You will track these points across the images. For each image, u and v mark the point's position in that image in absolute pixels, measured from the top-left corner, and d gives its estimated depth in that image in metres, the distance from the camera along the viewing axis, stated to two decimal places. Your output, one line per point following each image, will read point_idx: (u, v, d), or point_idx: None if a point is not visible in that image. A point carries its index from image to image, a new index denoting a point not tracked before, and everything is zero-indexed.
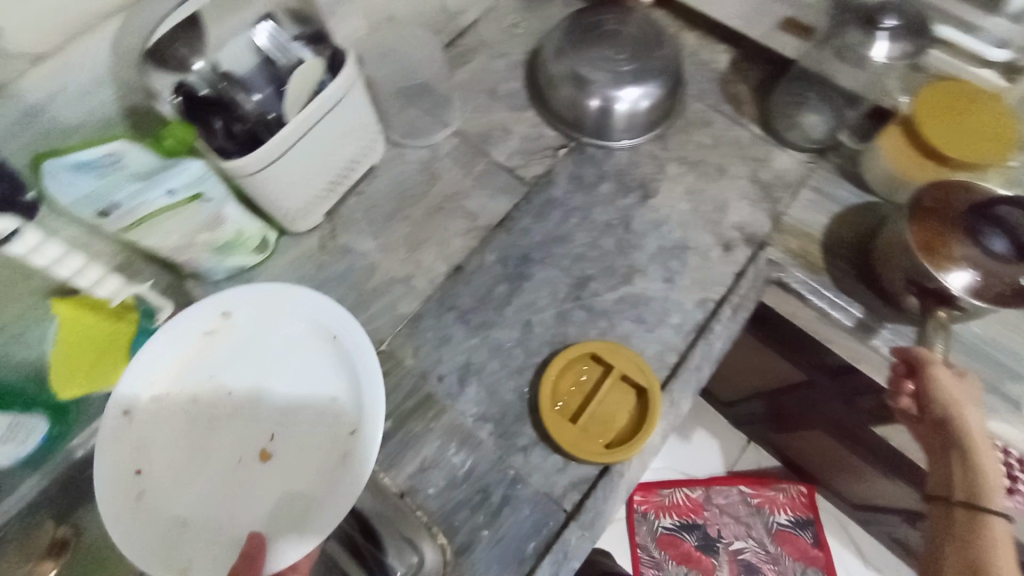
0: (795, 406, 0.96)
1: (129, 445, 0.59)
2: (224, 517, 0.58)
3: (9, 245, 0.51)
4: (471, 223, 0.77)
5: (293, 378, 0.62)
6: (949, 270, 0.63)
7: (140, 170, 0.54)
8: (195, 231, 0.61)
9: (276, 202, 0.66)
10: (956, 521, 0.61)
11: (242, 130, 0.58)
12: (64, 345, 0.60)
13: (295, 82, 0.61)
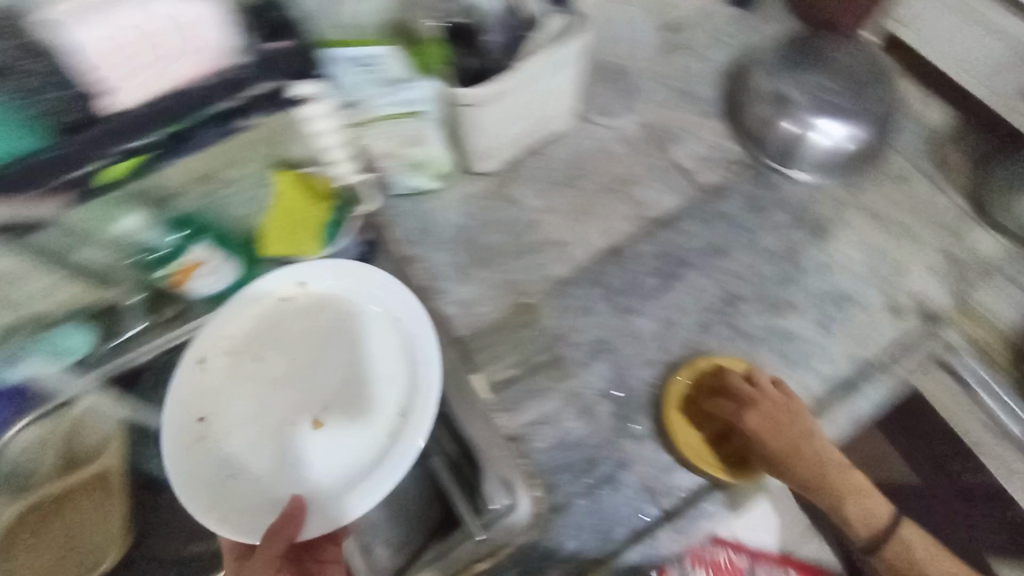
0: None
1: (194, 393, 0.61)
2: (273, 478, 0.59)
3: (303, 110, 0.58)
4: (637, 213, 0.78)
5: (356, 353, 0.63)
6: None
7: (390, 76, 0.61)
8: (401, 141, 0.69)
9: (474, 137, 0.71)
10: None
11: (479, 67, 0.64)
12: (274, 209, 0.68)
13: (532, 35, 0.64)
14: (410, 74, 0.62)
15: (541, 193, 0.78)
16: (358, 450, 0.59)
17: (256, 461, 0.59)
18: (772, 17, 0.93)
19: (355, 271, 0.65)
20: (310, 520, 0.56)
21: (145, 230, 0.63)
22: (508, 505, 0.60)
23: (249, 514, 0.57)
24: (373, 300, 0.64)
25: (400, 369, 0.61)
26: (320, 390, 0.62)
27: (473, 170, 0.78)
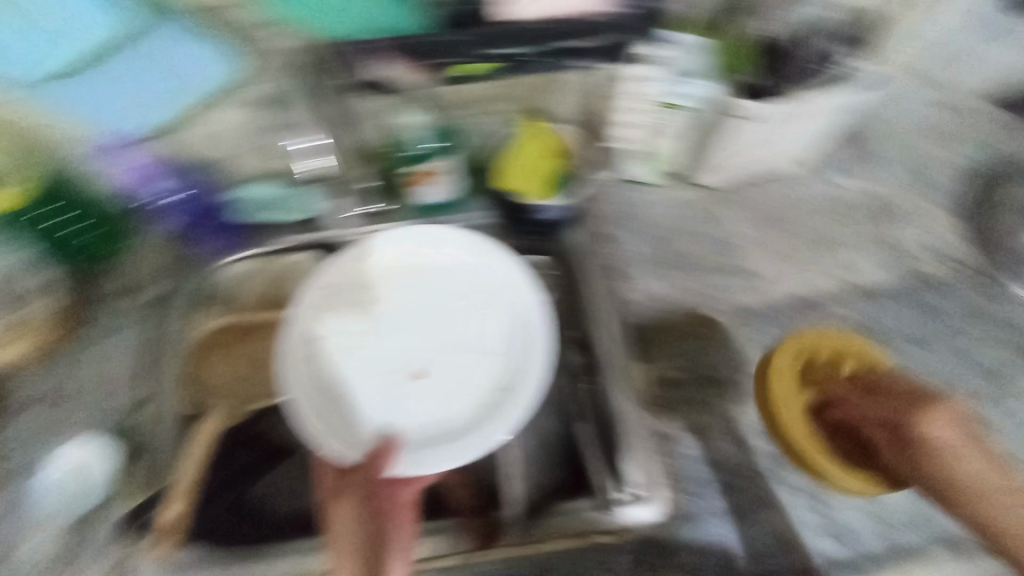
0: None
1: (316, 319, 0.68)
2: (374, 411, 0.66)
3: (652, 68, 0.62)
4: (841, 275, 0.76)
5: (466, 332, 0.70)
6: None
7: (686, 67, 0.62)
8: (655, 126, 0.70)
9: (718, 149, 0.72)
10: None
11: (767, 83, 0.63)
12: (516, 148, 0.72)
13: (835, 82, 0.63)
14: (703, 71, 0.62)
15: (750, 222, 0.79)
16: (450, 407, 0.67)
17: (361, 390, 0.67)
18: None
19: (480, 248, 0.70)
20: (399, 456, 0.63)
21: (417, 129, 0.69)
22: (643, 492, 0.62)
23: (346, 434, 0.64)
24: (490, 272, 0.70)
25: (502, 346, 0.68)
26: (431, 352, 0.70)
27: (692, 176, 0.79)
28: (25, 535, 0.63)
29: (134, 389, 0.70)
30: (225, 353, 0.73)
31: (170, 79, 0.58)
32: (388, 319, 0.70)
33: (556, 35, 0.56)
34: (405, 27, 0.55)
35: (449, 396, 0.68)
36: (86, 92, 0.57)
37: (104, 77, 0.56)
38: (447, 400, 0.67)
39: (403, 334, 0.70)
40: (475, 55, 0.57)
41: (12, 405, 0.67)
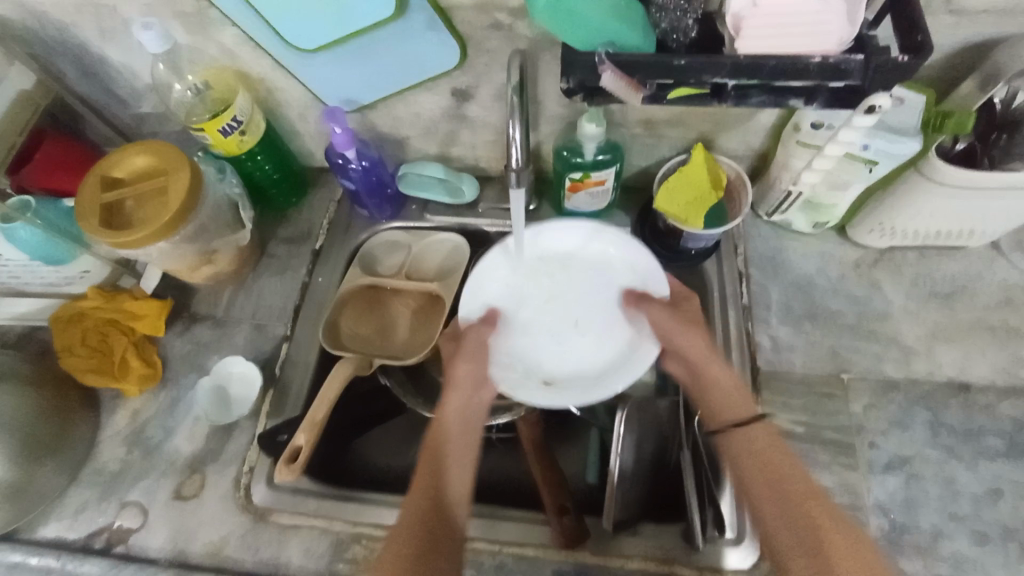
0: (745, 460, 0.56)
1: (490, 268, 0.69)
2: (538, 355, 0.69)
3: (595, 131, 0.66)
4: (1012, 368, 0.67)
5: (590, 286, 0.71)
6: (758, 438, 0.56)
7: (889, 121, 0.60)
8: (829, 180, 0.66)
9: (898, 218, 0.69)
10: (740, 460, 0.56)
11: (981, 153, 0.60)
12: (682, 176, 0.71)
13: None
14: (910, 128, 0.59)
15: (912, 289, 0.73)
16: (599, 352, 0.69)
17: (520, 331, 0.70)
18: None
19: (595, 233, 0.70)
20: (564, 394, 0.65)
21: (588, 140, 0.68)
22: (736, 535, 0.62)
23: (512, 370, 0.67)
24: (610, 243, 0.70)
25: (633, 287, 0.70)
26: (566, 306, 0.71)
27: (851, 236, 0.76)
28: (171, 432, 0.71)
29: (287, 325, 0.78)
30: (365, 312, 0.78)
31: (403, 64, 0.65)
32: (545, 269, 0.71)
33: (792, 72, 0.45)
34: (630, 46, 0.47)
35: (592, 341, 0.69)
36: (340, 62, 0.65)
37: (360, 55, 0.64)
38: (582, 352, 0.69)
39: (554, 279, 0.71)
40: (696, 81, 0.47)
41: (189, 320, 0.78)
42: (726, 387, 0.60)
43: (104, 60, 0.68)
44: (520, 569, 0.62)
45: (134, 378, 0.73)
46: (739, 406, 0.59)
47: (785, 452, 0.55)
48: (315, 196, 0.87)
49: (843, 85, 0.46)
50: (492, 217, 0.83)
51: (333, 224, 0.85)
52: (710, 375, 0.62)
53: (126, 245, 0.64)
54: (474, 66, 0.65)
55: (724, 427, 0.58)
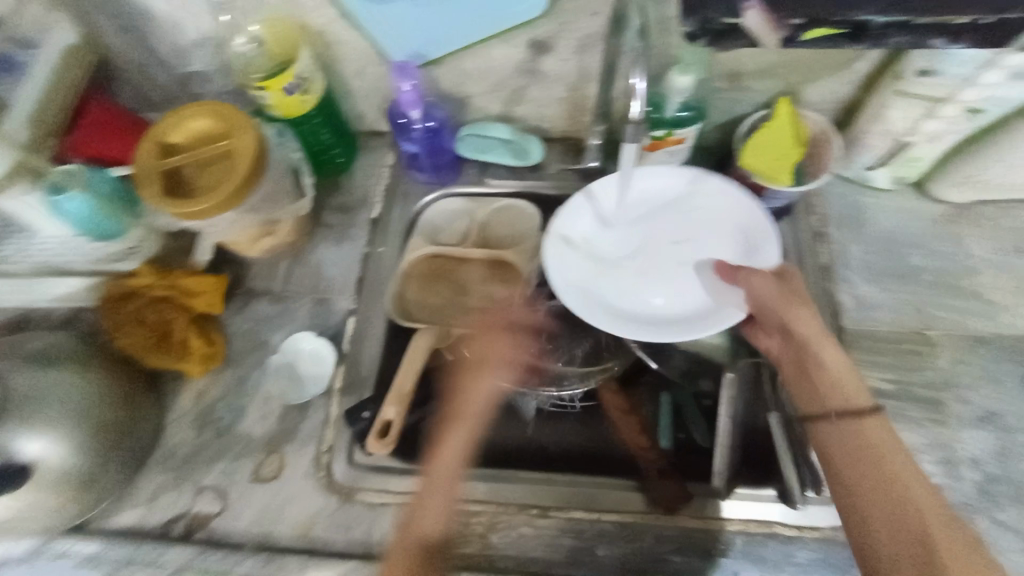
0: (848, 452, 0.52)
1: (577, 222, 0.70)
2: (625, 301, 0.68)
3: (681, 81, 0.63)
4: None
5: (688, 248, 0.71)
6: (865, 429, 0.52)
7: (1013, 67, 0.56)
8: (927, 131, 0.65)
9: (990, 169, 0.67)
10: (844, 449, 0.52)
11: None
12: (766, 132, 0.68)
13: None
14: None
15: (993, 244, 0.72)
16: (695, 296, 0.68)
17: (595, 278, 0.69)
18: None
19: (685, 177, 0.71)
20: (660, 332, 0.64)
21: (676, 95, 0.64)
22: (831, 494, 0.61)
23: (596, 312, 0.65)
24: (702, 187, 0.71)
25: (729, 237, 0.70)
26: (659, 256, 0.71)
27: (930, 191, 0.74)
28: (242, 412, 0.68)
29: (351, 297, 0.74)
30: (434, 282, 0.76)
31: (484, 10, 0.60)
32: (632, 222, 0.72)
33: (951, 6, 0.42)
34: None
35: (684, 287, 0.69)
36: (417, 11, 0.60)
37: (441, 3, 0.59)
38: (674, 295, 0.68)
39: (642, 235, 0.72)
40: (842, 19, 0.44)
41: (245, 296, 0.74)
42: (844, 375, 0.56)
43: (147, 12, 0.62)
44: (621, 535, 0.62)
45: (196, 357, 0.69)
46: (848, 395, 0.54)
47: (900, 448, 0.51)
48: (366, 161, 0.82)
49: (995, 22, 0.44)
50: (559, 180, 0.79)
51: (389, 190, 0.81)
52: (820, 357, 0.57)
53: (191, 215, 0.59)
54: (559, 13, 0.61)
55: (830, 415, 0.54)
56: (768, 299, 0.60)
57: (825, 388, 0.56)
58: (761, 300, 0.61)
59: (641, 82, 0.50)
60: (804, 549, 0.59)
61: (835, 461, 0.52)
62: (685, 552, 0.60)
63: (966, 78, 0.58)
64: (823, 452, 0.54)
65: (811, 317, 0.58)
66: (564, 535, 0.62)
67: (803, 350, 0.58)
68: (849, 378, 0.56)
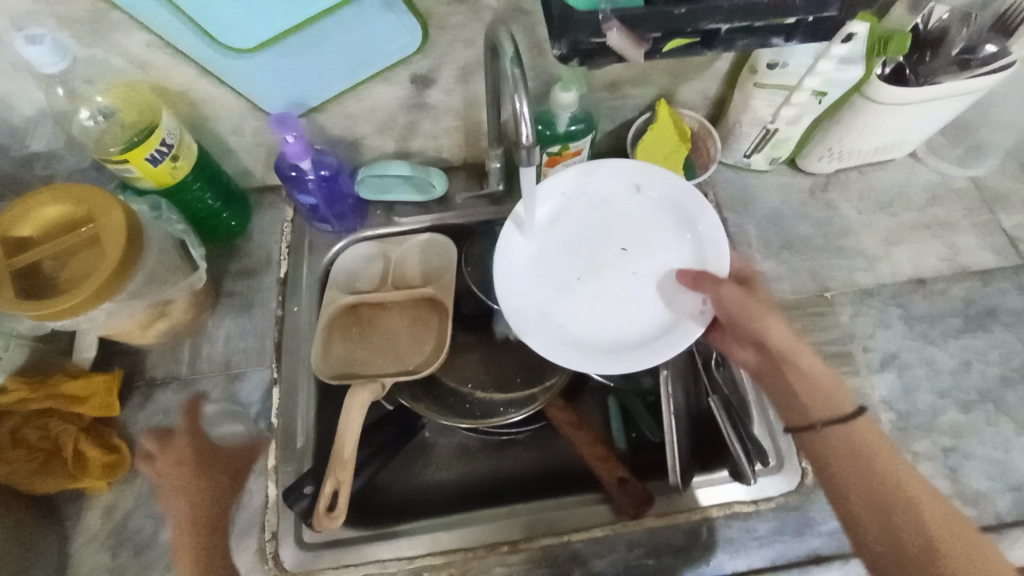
0: (841, 458, 0.55)
1: (527, 231, 0.66)
2: (575, 319, 0.64)
3: (565, 97, 0.65)
4: (954, 257, 0.77)
5: (642, 250, 0.66)
6: (849, 429, 0.55)
7: (842, 53, 0.63)
8: (789, 116, 0.71)
9: (846, 139, 0.75)
10: (834, 451, 0.55)
11: (909, 72, 0.68)
12: (653, 137, 0.73)
13: (955, 80, 0.66)
14: (859, 56, 0.64)
15: (860, 205, 0.81)
16: (652, 309, 0.63)
17: (543, 295, 0.65)
18: None
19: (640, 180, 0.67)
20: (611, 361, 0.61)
21: (562, 110, 0.66)
22: (777, 461, 0.64)
23: (546, 341, 0.61)
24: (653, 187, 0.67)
25: (684, 240, 0.65)
26: (610, 268, 0.66)
27: (802, 166, 0.83)
28: (162, 519, 0.61)
29: (270, 366, 0.69)
30: (358, 332, 0.72)
31: (357, 52, 0.59)
32: (584, 225, 0.67)
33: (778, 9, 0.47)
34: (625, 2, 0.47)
35: (641, 297, 0.64)
36: (285, 62, 0.58)
37: (309, 50, 0.57)
38: (628, 311, 0.64)
39: (595, 239, 0.67)
40: (693, 29, 0.48)
41: (147, 388, 0.67)
42: (820, 381, 0.57)
43: None
44: (595, 552, 0.61)
45: (95, 471, 0.60)
46: (829, 398, 0.57)
47: (888, 446, 0.54)
48: (264, 219, 0.78)
49: (818, 18, 0.49)
50: (468, 207, 0.79)
51: (293, 246, 0.76)
52: (797, 365, 0.58)
53: (56, 315, 0.52)
54: (433, 48, 0.61)
55: (816, 425, 0.56)
56: (745, 315, 0.59)
57: (806, 394, 0.57)
58: (736, 316, 0.59)
59: (525, 106, 0.51)
60: (763, 521, 0.62)
61: (831, 470, 0.55)
62: (658, 552, 0.61)
63: (809, 67, 0.65)
64: (817, 458, 0.56)
65: (780, 325, 0.59)
66: (540, 566, 0.61)
67: (778, 362, 0.59)
68: (824, 380, 0.57)
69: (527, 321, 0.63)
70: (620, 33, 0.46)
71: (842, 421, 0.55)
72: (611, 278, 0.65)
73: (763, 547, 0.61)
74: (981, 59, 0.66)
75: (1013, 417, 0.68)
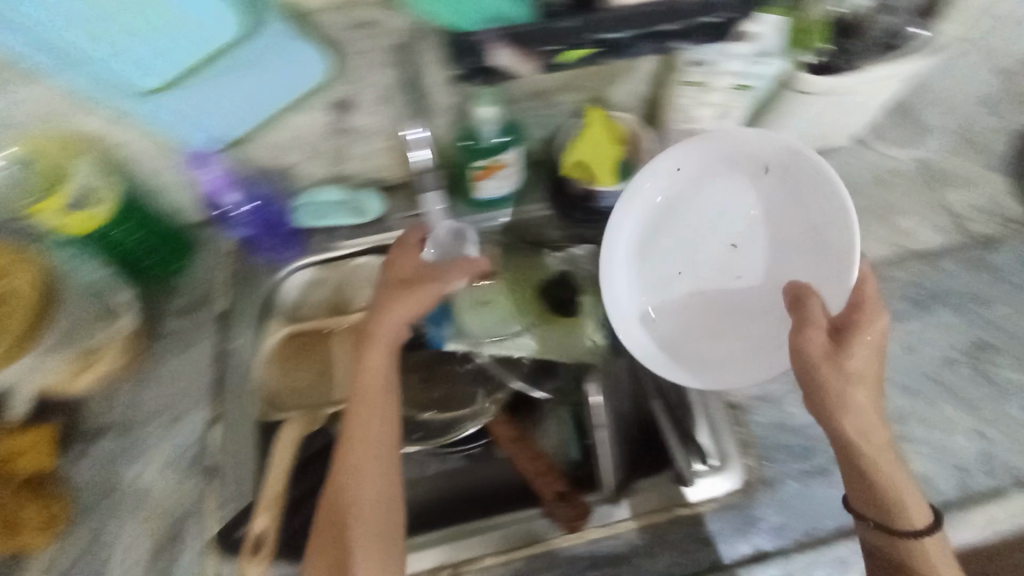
0: (891, 561, 0.55)
1: (638, 215, 0.68)
2: (671, 309, 0.69)
3: (481, 109, 0.64)
4: (897, 240, 0.76)
5: (750, 250, 0.67)
6: (913, 546, 0.54)
7: (759, 49, 0.62)
8: (714, 112, 0.70)
9: (777, 130, 0.75)
10: (884, 548, 0.55)
11: (834, 60, 0.64)
12: (580, 140, 0.72)
13: (882, 68, 0.63)
14: (778, 50, 0.63)
15: None
16: (748, 314, 0.66)
17: (641, 281, 0.69)
18: None
19: (759, 170, 0.65)
20: (698, 368, 0.65)
21: (486, 125, 0.66)
22: (720, 462, 0.65)
23: (636, 333, 0.67)
24: (774, 186, 0.65)
25: (805, 247, 0.63)
26: (711, 258, 0.68)
27: None
28: (102, 570, 0.60)
29: (210, 405, 0.68)
30: (303, 361, 0.75)
31: (265, 85, 0.57)
32: (695, 211, 0.68)
33: (670, 14, 0.48)
34: (508, 16, 0.46)
35: (739, 292, 0.67)
36: (190, 102, 0.55)
37: (211, 89, 0.54)
38: (721, 307, 0.68)
39: (705, 227, 0.68)
40: (585, 42, 0.48)
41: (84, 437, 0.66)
42: (907, 496, 0.54)
43: None
44: (535, 568, 0.60)
45: (30, 529, 0.59)
46: (904, 508, 0.54)
47: (947, 567, 0.54)
48: (201, 254, 0.76)
49: (716, 19, 0.50)
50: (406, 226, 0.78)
51: (232, 279, 0.76)
52: (881, 474, 0.54)
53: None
54: (343, 74, 0.60)
55: (870, 523, 0.56)
56: (829, 407, 0.53)
57: (876, 495, 0.54)
58: (813, 399, 0.54)
59: None
60: (707, 525, 0.62)
61: (876, 559, 0.57)
62: (599, 566, 0.60)
63: (720, 62, 0.63)
64: (866, 543, 0.57)
65: (865, 415, 0.53)
66: None
67: (861, 459, 0.54)
68: (903, 486, 0.54)
69: (622, 311, 0.68)
70: (503, 53, 0.46)
71: (903, 528, 0.54)
72: (712, 270, 0.68)
73: (707, 552, 0.61)
74: (910, 41, 0.63)
75: (959, 399, 0.67)
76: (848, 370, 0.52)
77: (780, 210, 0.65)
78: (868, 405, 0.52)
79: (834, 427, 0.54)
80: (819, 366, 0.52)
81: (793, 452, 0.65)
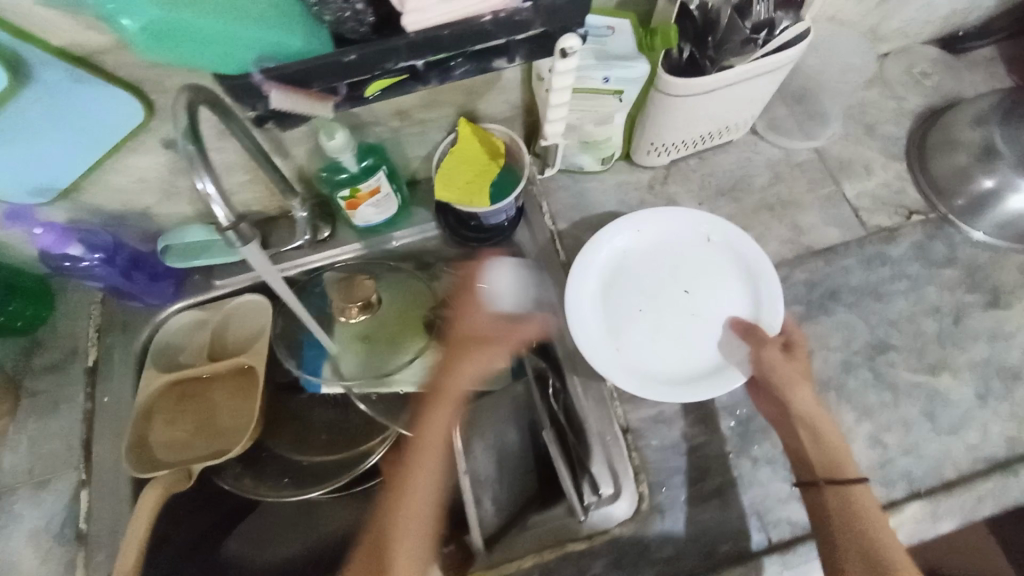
0: (836, 516, 0.56)
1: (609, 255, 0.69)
2: (631, 343, 0.65)
3: (327, 141, 0.59)
4: (797, 238, 0.72)
5: (699, 300, 0.67)
6: (852, 494, 0.56)
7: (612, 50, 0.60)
8: (589, 119, 0.67)
9: (661, 134, 0.70)
10: (831, 508, 0.56)
11: (699, 58, 0.63)
12: (453, 158, 0.68)
13: (746, 63, 0.61)
14: (633, 52, 0.60)
15: (699, 195, 0.76)
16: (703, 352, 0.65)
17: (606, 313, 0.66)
18: (985, 64, 0.81)
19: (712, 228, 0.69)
20: (664, 391, 0.61)
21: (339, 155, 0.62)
22: (613, 489, 0.62)
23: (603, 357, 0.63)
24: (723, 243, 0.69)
25: (748, 291, 0.67)
26: (669, 302, 0.67)
27: (636, 160, 0.78)
28: None
29: (79, 468, 0.65)
30: (180, 410, 0.69)
31: (75, 132, 0.53)
32: (652, 259, 0.69)
33: (471, 37, 0.42)
34: (288, 52, 0.40)
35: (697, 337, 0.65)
36: None
37: (11, 140, 0.51)
38: (679, 348, 0.65)
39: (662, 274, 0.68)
40: (382, 70, 0.43)
41: None
42: (845, 456, 0.58)
43: None
44: None
45: None
46: (844, 462, 0.58)
47: (884, 520, 0.55)
48: (71, 304, 0.73)
49: (529, 35, 0.45)
50: (286, 259, 0.74)
51: (102, 328, 0.72)
52: (823, 437, 0.59)
53: None
54: (167, 111, 0.56)
55: (818, 483, 0.58)
56: (783, 379, 0.60)
57: (821, 455, 0.59)
58: (770, 377, 0.61)
59: (207, 185, 0.47)
60: (597, 560, 0.59)
61: (822, 519, 0.57)
62: None
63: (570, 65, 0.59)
64: (815, 513, 0.58)
65: (807, 388, 0.60)
66: None
67: (807, 424, 0.60)
68: (842, 449, 0.58)
69: (587, 338, 0.64)
70: (281, 96, 0.42)
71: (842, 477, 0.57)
72: (671, 316, 0.67)
73: None
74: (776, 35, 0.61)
75: (853, 404, 0.64)
76: (794, 361, 0.62)
77: (728, 263, 0.68)
78: (805, 379, 0.61)
79: (788, 402, 0.60)
80: (770, 353, 0.62)
81: (685, 474, 0.63)
